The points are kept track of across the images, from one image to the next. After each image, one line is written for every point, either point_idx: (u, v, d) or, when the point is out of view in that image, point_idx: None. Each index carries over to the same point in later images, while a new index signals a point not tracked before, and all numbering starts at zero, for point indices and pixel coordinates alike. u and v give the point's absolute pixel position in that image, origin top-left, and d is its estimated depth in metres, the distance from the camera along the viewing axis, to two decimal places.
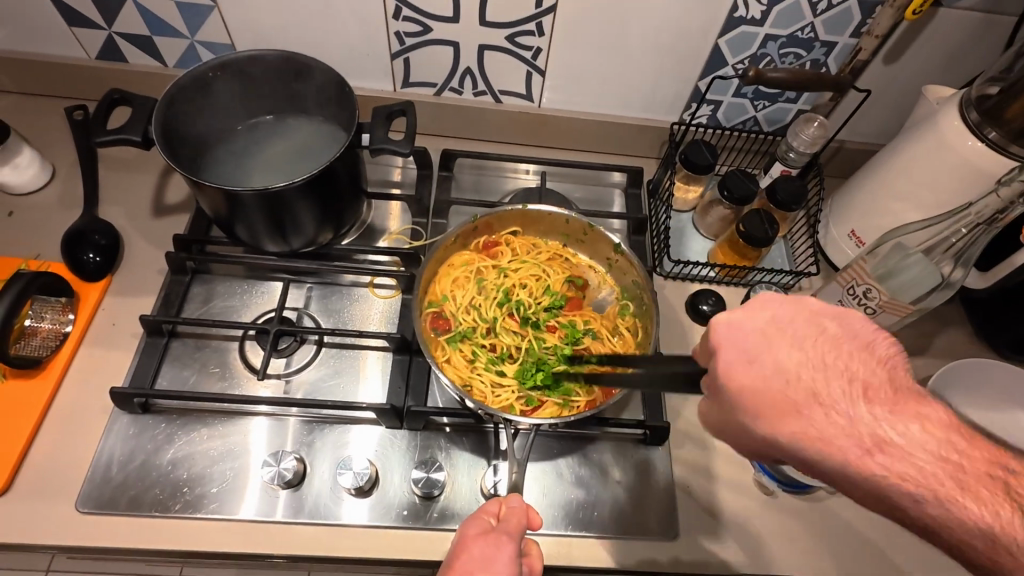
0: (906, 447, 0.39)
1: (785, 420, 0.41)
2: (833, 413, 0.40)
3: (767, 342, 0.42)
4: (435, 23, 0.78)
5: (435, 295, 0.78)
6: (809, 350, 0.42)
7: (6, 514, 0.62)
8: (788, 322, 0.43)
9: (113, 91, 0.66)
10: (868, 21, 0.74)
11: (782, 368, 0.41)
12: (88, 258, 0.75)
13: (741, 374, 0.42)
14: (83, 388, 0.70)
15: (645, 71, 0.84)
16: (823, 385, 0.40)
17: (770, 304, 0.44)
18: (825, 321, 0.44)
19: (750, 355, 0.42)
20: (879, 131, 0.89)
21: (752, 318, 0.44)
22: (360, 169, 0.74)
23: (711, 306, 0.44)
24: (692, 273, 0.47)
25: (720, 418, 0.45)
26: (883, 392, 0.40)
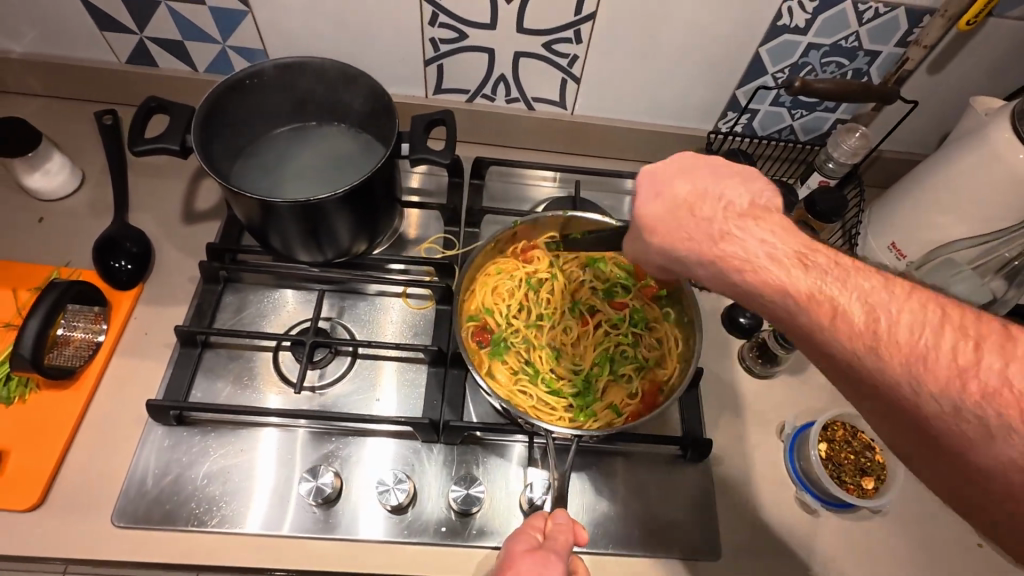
0: (753, 245, 0.44)
1: (679, 239, 0.48)
2: (763, 250, 0.43)
3: (678, 175, 0.50)
4: (472, 30, 0.77)
5: (474, 307, 0.76)
6: (737, 174, 0.50)
7: (43, 528, 0.62)
8: (689, 167, 0.51)
9: (150, 99, 0.65)
10: (914, 30, 0.72)
11: (682, 197, 0.49)
12: (120, 266, 0.74)
13: (651, 210, 0.50)
14: (116, 398, 0.69)
15: (683, 79, 0.82)
16: (699, 205, 0.48)
17: (687, 158, 0.52)
18: (726, 179, 0.49)
19: (657, 188, 0.51)
20: (919, 140, 0.88)
21: (675, 162, 0.52)
22: (396, 178, 0.73)
23: (672, 186, 0.50)
24: (667, 168, 0.51)
25: (645, 252, 0.52)
26: (744, 207, 0.47)
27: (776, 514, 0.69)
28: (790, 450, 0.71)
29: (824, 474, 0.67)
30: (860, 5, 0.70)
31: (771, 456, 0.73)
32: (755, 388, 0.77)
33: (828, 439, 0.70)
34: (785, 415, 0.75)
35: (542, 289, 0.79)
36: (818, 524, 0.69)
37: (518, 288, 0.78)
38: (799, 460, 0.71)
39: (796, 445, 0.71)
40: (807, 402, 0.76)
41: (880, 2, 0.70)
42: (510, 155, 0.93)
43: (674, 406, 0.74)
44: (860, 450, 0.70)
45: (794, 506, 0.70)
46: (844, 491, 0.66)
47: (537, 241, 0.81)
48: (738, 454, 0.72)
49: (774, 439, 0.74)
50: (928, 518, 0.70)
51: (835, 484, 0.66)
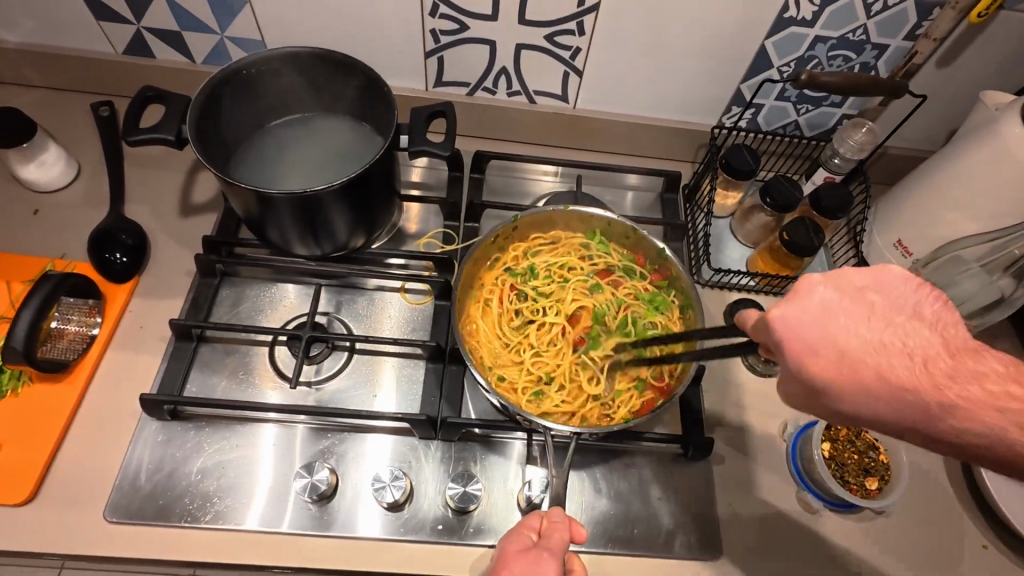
0: (906, 376, 0.39)
1: (868, 401, 0.40)
2: (901, 382, 0.39)
3: (840, 320, 0.40)
4: (473, 21, 0.75)
5: (475, 315, 0.74)
6: (869, 309, 0.41)
7: (34, 524, 0.61)
8: (840, 306, 0.41)
9: (146, 89, 0.64)
10: (923, 23, 0.71)
11: (869, 358, 0.40)
12: (115, 259, 0.73)
13: (816, 365, 0.40)
14: (110, 392, 0.69)
15: (687, 72, 0.81)
16: (889, 365, 0.40)
17: (818, 288, 0.41)
18: (871, 293, 0.41)
19: (825, 347, 0.40)
20: (926, 137, 0.86)
21: (805, 308, 0.40)
22: (394, 171, 0.72)
23: (846, 338, 0.40)
24: (810, 315, 0.40)
25: (800, 402, 0.43)
26: (945, 364, 0.40)
27: (777, 513, 0.68)
28: (792, 451, 0.70)
29: (826, 474, 0.66)
30: None
31: (773, 454, 0.72)
32: (757, 386, 0.76)
33: (831, 439, 0.69)
34: (787, 414, 0.74)
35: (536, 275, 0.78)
36: (821, 525, 0.68)
37: (514, 292, 0.77)
38: (801, 459, 0.70)
39: (799, 445, 0.70)
40: None
41: None
42: (511, 149, 0.92)
43: (675, 404, 0.73)
44: (864, 451, 0.69)
45: (796, 506, 0.69)
46: (847, 491, 0.64)
47: (526, 241, 0.79)
48: (739, 452, 0.71)
49: (776, 439, 0.73)
50: (933, 519, 0.69)
51: (838, 484, 0.65)
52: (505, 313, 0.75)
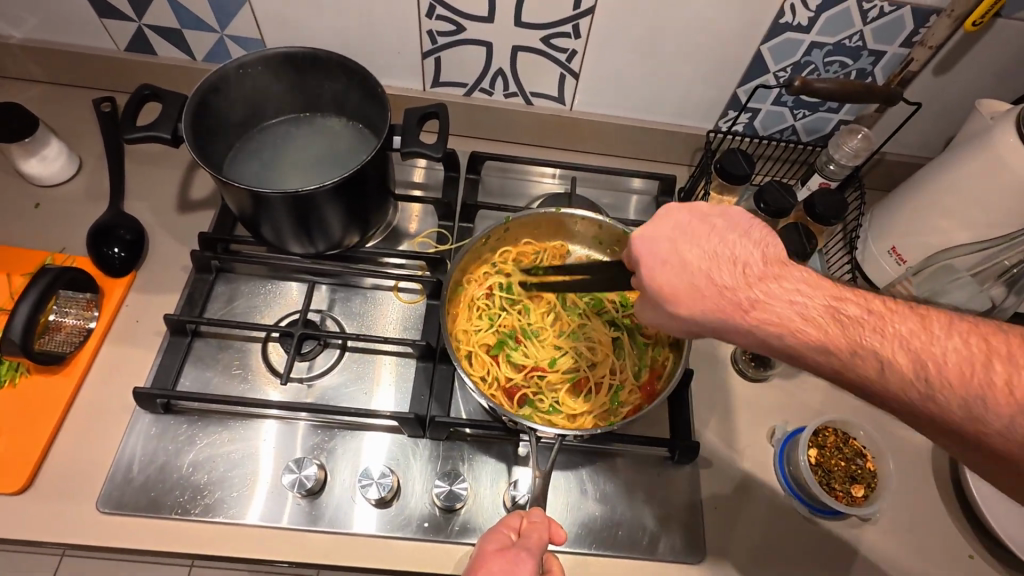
0: (783, 306, 0.47)
1: (696, 303, 0.50)
2: (727, 285, 0.49)
3: (681, 240, 0.52)
4: (469, 23, 0.76)
5: (462, 315, 0.75)
6: (705, 235, 0.51)
7: (28, 512, 0.62)
8: (687, 228, 0.52)
9: (144, 87, 0.65)
10: (920, 30, 0.71)
11: (700, 266, 0.50)
12: (113, 254, 0.74)
13: (662, 276, 0.51)
14: (106, 385, 0.70)
15: (683, 76, 0.81)
16: (716, 272, 0.50)
17: (670, 216, 0.53)
18: (715, 221, 0.52)
19: (671, 264, 0.52)
20: (924, 143, 0.86)
21: (660, 231, 0.53)
22: (388, 170, 0.72)
23: (680, 253, 0.51)
24: (663, 231, 0.53)
25: (659, 314, 0.54)
26: (760, 268, 0.49)
27: (763, 518, 0.68)
28: (779, 455, 0.70)
29: (812, 480, 0.66)
30: (864, 4, 0.69)
31: (760, 459, 0.72)
32: (746, 391, 0.76)
33: (818, 445, 0.69)
34: (776, 420, 0.74)
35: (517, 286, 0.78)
36: (805, 531, 0.68)
37: (502, 294, 0.77)
38: (788, 465, 0.70)
39: (786, 450, 0.70)
40: (799, 406, 0.75)
41: (885, 1, 0.68)
42: (507, 150, 0.93)
43: (663, 407, 0.73)
44: (851, 458, 0.69)
45: (783, 511, 0.69)
46: (831, 497, 0.65)
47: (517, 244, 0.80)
48: (726, 456, 0.72)
49: (765, 444, 0.73)
50: (919, 526, 0.69)
51: (823, 491, 0.65)
52: (491, 325, 0.75)
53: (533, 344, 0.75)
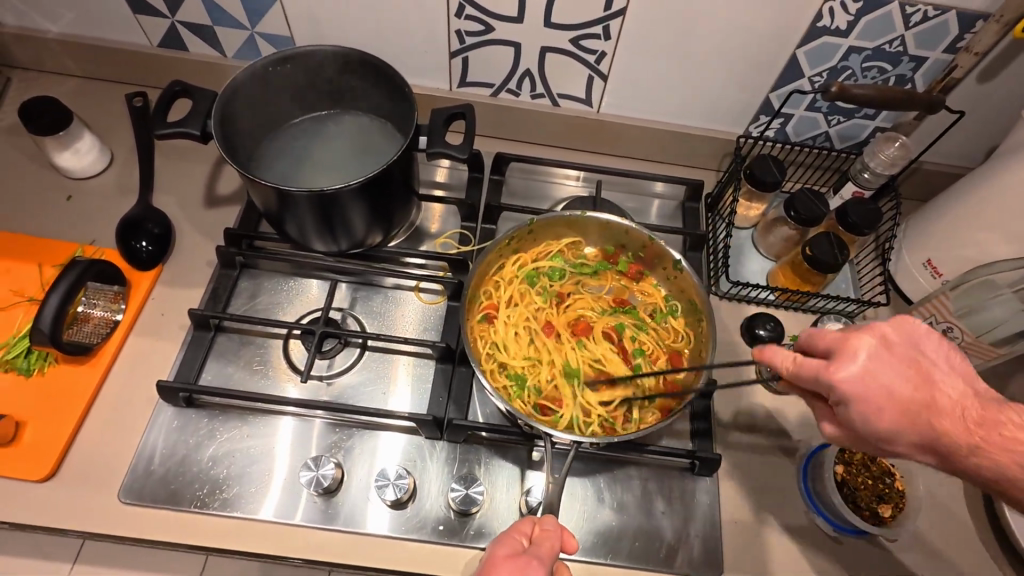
0: (1002, 446, 0.43)
1: (910, 437, 0.45)
2: (937, 421, 0.44)
3: (888, 377, 0.45)
4: (498, 23, 0.75)
5: (487, 336, 0.74)
6: (912, 364, 0.46)
7: (52, 499, 0.63)
8: (887, 353, 0.46)
9: (175, 83, 0.66)
10: (966, 35, 0.68)
11: (917, 404, 0.45)
12: (141, 247, 0.76)
13: (870, 407, 0.45)
14: (130, 377, 0.71)
15: (715, 80, 0.79)
16: (936, 412, 0.45)
17: (868, 343, 0.46)
18: (919, 356, 0.46)
19: (877, 395, 0.45)
20: (964, 152, 0.83)
21: (868, 359, 0.46)
22: (413, 169, 0.72)
23: (888, 385, 0.45)
24: (861, 345, 0.46)
25: (846, 431, 0.49)
26: (981, 407, 0.44)
27: (784, 535, 0.67)
28: (804, 469, 0.68)
29: (837, 497, 0.64)
30: (907, 8, 0.67)
31: (783, 474, 0.70)
32: (771, 403, 0.74)
33: (844, 461, 0.67)
34: (800, 434, 0.72)
35: (540, 298, 0.76)
36: (826, 550, 0.66)
37: (524, 310, 0.76)
38: (811, 481, 0.68)
39: (810, 465, 0.69)
40: None
41: (929, 5, 0.66)
42: (532, 151, 0.92)
43: (684, 417, 0.72)
44: (879, 476, 0.66)
45: (805, 527, 0.67)
46: (857, 518, 0.63)
47: (533, 251, 0.78)
48: (748, 469, 0.70)
49: (788, 459, 0.71)
50: (948, 551, 0.66)
51: (849, 510, 0.63)
52: (514, 330, 0.74)
53: (555, 346, 0.73)
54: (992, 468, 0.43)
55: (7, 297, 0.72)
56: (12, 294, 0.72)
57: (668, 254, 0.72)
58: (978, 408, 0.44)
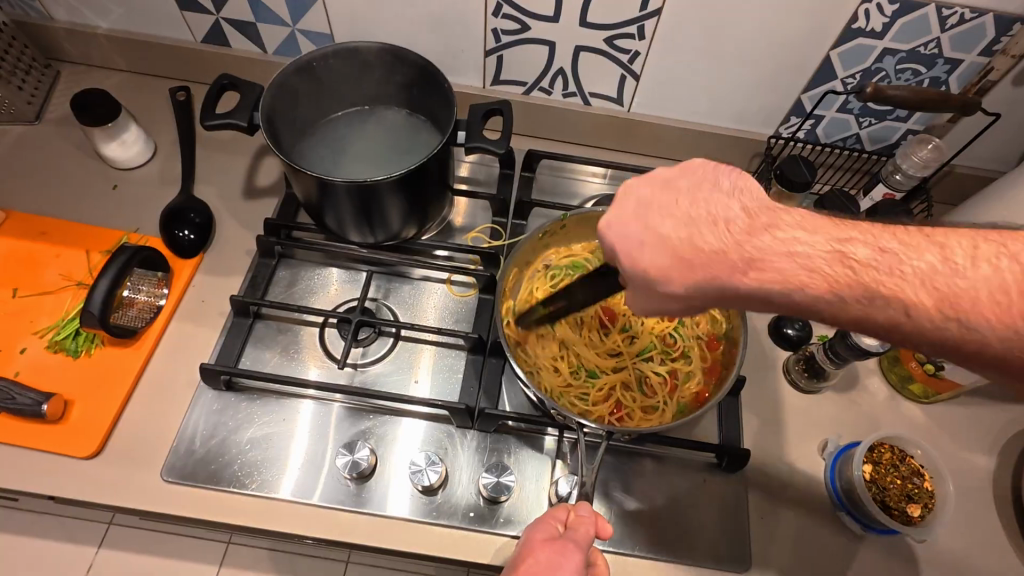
0: (791, 268, 0.41)
1: (689, 273, 0.44)
2: (714, 249, 0.43)
3: (650, 208, 0.46)
4: (534, 21, 0.77)
5: (545, 359, 0.73)
6: (680, 208, 0.45)
7: (98, 475, 0.66)
8: (651, 201, 0.46)
9: (223, 77, 0.68)
10: (1002, 38, 0.69)
11: (676, 235, 0.45)
12: (183, 235, 0.78)
13: (643, 258, 0.45)
14: (171, 361, 0.73)
15: (747, 81, 0.80)
16: (699, 236, 0.44)
17: (638, 198, 0.47)
18: (698, 191, 0.46)
19: (642, 240, 0.46)
20: (997, 155, 0.83)
21: (631, 203, 0.47)
22: (449, 165, 0.73)
23: (653, 226, 0.45)
24: (628, 205, 0.47)
25: (652, 302, 0.47)
26: (745, 223, 0.43)
27: (812, 530, 0.67)
28: (831, 469, 0.69)
29: (867, 498, 0.64)
30: (943, 10, 0.67)
31: (811, 471, 0.70)
32: (799, 401, 0.74)
33: (873, 461, 0.67)
34: (828, 433, 0.73)
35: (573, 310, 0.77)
36: (854, 548, 0.66)
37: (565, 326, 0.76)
38: (839, 480, 0.68)
39: (838, 464, 0.69)
40: (853, 420, 0.73)
41: (966, 7, 0.66)
42: (562, 149, 0.93)
43: (712, 412, 0.72)
44: (907, 476, 0.67)
45: (833, 525, 0.67)
46: (887, 518, 0.63)
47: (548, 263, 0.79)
48: (775, 465, 0.70)
49: (816, 457, 0.71)
50: (978, 552, 0.66)
51: (877, 510, 0.63)
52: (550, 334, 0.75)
53: (599, 346, 0.75)
54: (773, 282, 0.42)
55: (57, 281, 0.75)
56: (62, 279, 0.75)
57: None
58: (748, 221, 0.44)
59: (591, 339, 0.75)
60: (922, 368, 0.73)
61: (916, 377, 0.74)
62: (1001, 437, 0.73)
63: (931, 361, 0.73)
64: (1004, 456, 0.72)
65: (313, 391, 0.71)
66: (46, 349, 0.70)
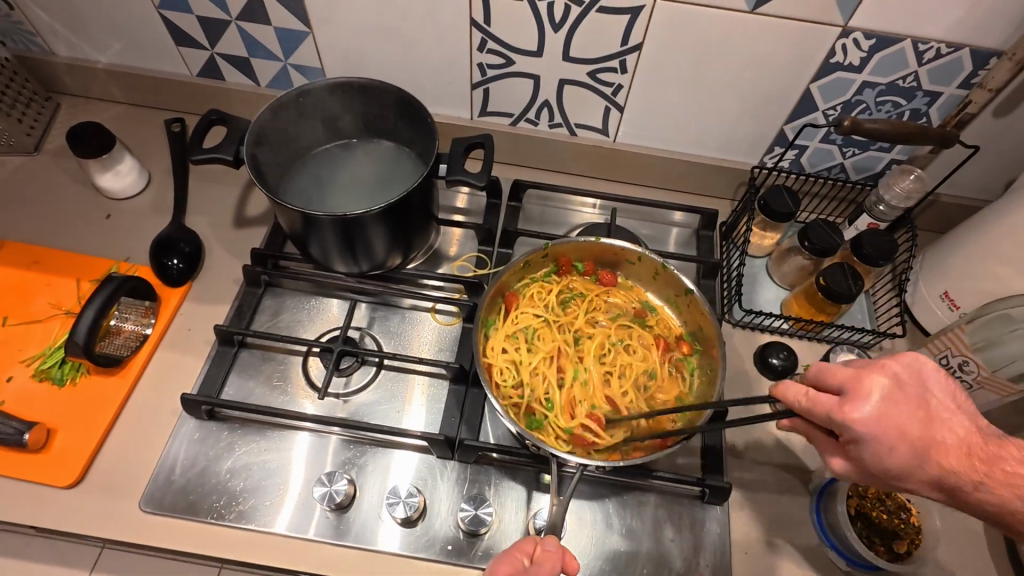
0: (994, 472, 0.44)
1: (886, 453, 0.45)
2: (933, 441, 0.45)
3: (897, 397, 0.45)
4: (519, 57, 0.78)
5: (530, 419, 0.71)
6: (924, 406, 0.45)
7: (75, 505, 0.66)
8: (899, 391, 0.46)
9: (212, 112, 0.69)
10: (979, 72, 0.69)
11: (932, 450, 0.45)
12: (171, 264, 0.79)
13: (859, 413, 0.45)
14: (155, 390, 0.73)
15: (729, 112, 0.81)
16: (948, 458, 0.45)
17: (881, 385, 0.45)
18: (922, 393, 0.46)
19: (885, 423, 0.45)
20: (983, 185, 0.83)
21: (884, 381, 0.46)
22: (432, 195, 0.74)
23: (898, 408, 0.45)
24: (874, 385, 0.45)
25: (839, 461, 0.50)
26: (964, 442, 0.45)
27: (797, 567, 0.66)
28: (816, 502, 0.68)
29: (852, 533, 0.63)
30: (920, 45, 0.68)
31: (795, 505, 0.69)
32: (781, 432, 0.74)
33: (859, 495, 0.66)
34: (814, 465, 0.72)
35: (538, 362, 0.75)
36: None
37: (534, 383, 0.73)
38: (825, 515, 0.66)
39: (824, 499, 0.67)
40: None
41: (941, 42, 0.67)
42: (549, 178, 0.94)
43: (695, 445, 0.71)
44: (894, 510, 0.65)
45: (819, 560, 0.66)
46: (875, 555, 0.61)
47: (495, 328, 0.76)
48: (760, 498, 0.69)
49: (802, 490, 0.70)
50: None
51: (864, 546, 0.62)
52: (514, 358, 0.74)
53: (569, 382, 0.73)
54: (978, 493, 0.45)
55: (46, 310, 0.76)
56: (51, 307, 0.76)
57: (680, 281, 0.73)
58: (982, 445, 0.45)
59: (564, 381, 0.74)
60: None
61: None
62: None
63: None
64: None
65: (313, 424, 0.70)
66: (32, 379, 0.71)
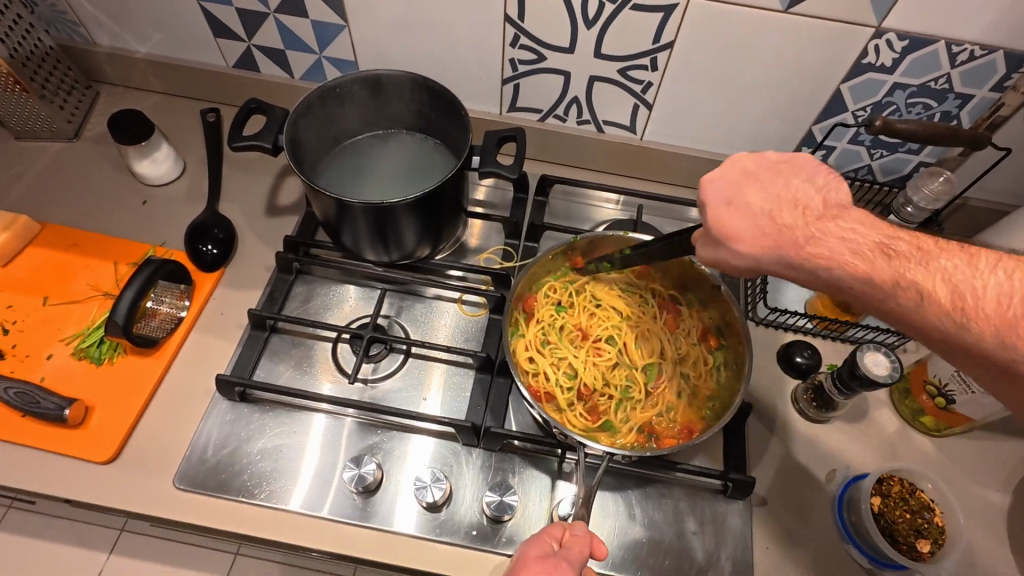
0: (838, 246, 0.47)
1: (748, 234, 0.50)
2: (787, 225, 0.49)
3: (747, 179, 0.52)
4: (550, 52, 0.79)
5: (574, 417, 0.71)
6: (774, 186, 0.51)
7: (111, 480, 0.68)
8: (754, 174, 0.52)
9: (252, 101, 0.71)
10: (1013, 76, 0.69)
11: (764, 208, 0.51)
12: (206, 250, 0.81)
13: (723, 212, 0.52)
14: (188, 371, 0.75)
15: (758, 112, 0.82)
16: (780, 213, 0.50)
17: (738, 161, 0.54)
18: (787, 169, 0.52)
19: (728, 202, 0.52)
20: (1011, 190, 0.82)
21: (766, 157, 0.53)
22: (463, 187, 0.75)
23: (745, 196, 0.52)
24: (727, 173, 0.53)
25: (717, 254, 0.53)
26: (821, 210, 0.49)
27: (818, 563, 0.66)
28: (839, 501, 0.68)
29: (876, 531, 0.63)
30: (953, 47, 0.68)
31: (818, 502, 0.70)
32: (805, 431, 0.74)
33: (882, 494, 0.66)
34: (836, 464, 0.72)
35: (570, 361, 0.76)
36: None
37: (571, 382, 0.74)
38: (848, 514, 0.67)
39: (846, 498, 0.68)
40: (862, 451, 0.73)
41: (976, 44, 0.67)
42: (575, 173, 0.95)
43: (719, 440, 0.72)
44: (917, 510, 0.66)
45: (841, 558, 0.67)
46: (898, 553, 0.62)
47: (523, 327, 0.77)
48: (782, 495, 0.70)
49: (824, 488, 0.70)
50: None
51: (888, 544, 0.62)
52: (539, 343, 0.77)
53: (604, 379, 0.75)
54: (819, 257, 0.48)
55: (85, 291, 0.78)
56: (90, 288, 0.78)
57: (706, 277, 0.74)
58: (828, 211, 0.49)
59: (599, 378, 0.75)
60: (934, 402, 0.71)
61: (928, 411, 0.72)
62: (1015, 476, 0.71)
63: (944, 394, 0.71)
64: (1019, 493, 0.70)
65: (328, 405, 0.72)
66: (72, 357, 0.73)
